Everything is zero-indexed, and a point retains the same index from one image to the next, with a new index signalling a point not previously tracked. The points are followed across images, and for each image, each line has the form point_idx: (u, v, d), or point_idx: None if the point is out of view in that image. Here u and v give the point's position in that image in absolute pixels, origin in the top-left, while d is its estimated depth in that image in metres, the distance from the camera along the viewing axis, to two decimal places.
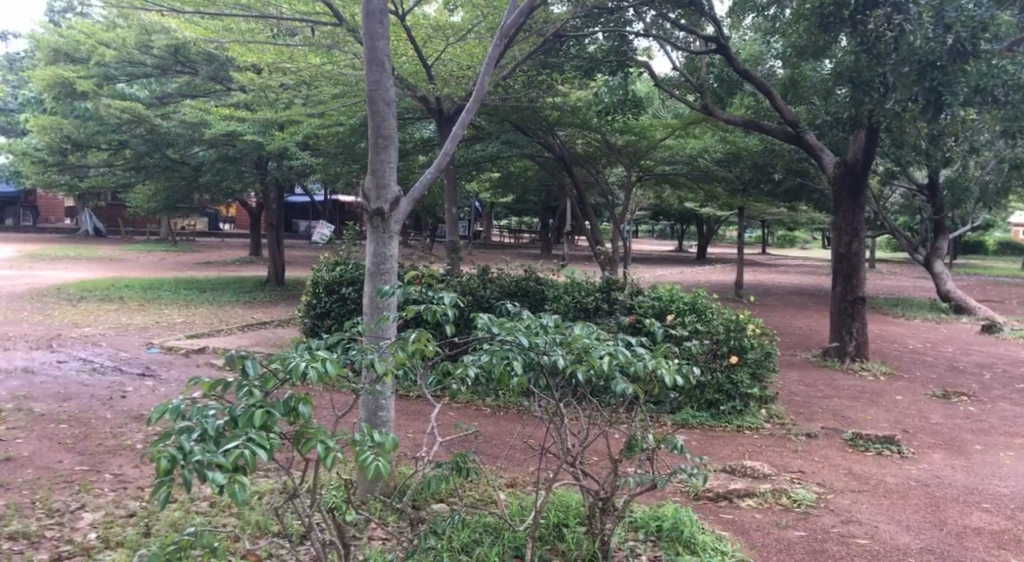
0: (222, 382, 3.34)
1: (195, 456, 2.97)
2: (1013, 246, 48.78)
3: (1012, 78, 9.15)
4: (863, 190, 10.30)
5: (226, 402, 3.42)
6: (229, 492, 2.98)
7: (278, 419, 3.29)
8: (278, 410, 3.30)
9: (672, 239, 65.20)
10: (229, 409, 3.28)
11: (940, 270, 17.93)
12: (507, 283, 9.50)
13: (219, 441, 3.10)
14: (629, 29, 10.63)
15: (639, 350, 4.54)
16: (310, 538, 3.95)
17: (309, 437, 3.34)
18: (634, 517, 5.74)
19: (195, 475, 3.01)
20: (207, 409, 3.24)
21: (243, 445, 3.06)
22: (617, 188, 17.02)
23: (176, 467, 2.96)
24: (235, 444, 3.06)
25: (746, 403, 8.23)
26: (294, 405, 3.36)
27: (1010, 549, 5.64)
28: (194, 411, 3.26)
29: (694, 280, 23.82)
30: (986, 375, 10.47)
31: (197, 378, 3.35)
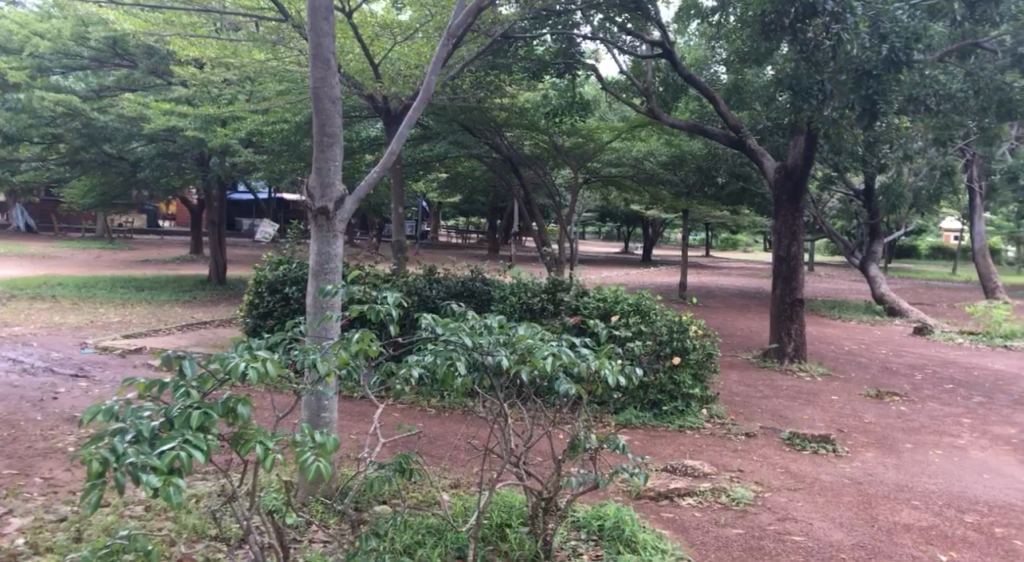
0: (158, 383, 3.28)
1: (128, 458, 2.92)
2: (944, 250, 50.56)
3: (943, 88, 9.29)
4: (804, 194, 10.45)
5: (163, 404, 3.37)
6: (164, 495, 2.90)
7: (216, 420, 3.23)
8: (216, 410, 3.23)
9: (621, 239, 65.63)
10: (165, 410, 3.22)
11: (876, 273, 18.46)
12: (453, 283, 9.45)
13: (154, 443, 3.03)
14: (576, 32, 10.59)
15: (583, 350, 4.60)
16: (249, 542, 3.91)
17: (249, 438, 3.31)
18: (575, 517, 5.82)
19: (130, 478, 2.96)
20: (142, 411, 3.17)
21: (178, 447, 2.99)
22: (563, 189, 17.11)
23: (109, 469, 2.92)
24: (170, 446, 2.99)
25: (688, 403, 8.32)
26: (233, 406, 3.28)
27: (936, 544, 5.87)
28: (128, 413, 3.17)
29: (639, 282, 24.04)
30: (917, 375, 10.81)
31: (132, 379, 3.28)
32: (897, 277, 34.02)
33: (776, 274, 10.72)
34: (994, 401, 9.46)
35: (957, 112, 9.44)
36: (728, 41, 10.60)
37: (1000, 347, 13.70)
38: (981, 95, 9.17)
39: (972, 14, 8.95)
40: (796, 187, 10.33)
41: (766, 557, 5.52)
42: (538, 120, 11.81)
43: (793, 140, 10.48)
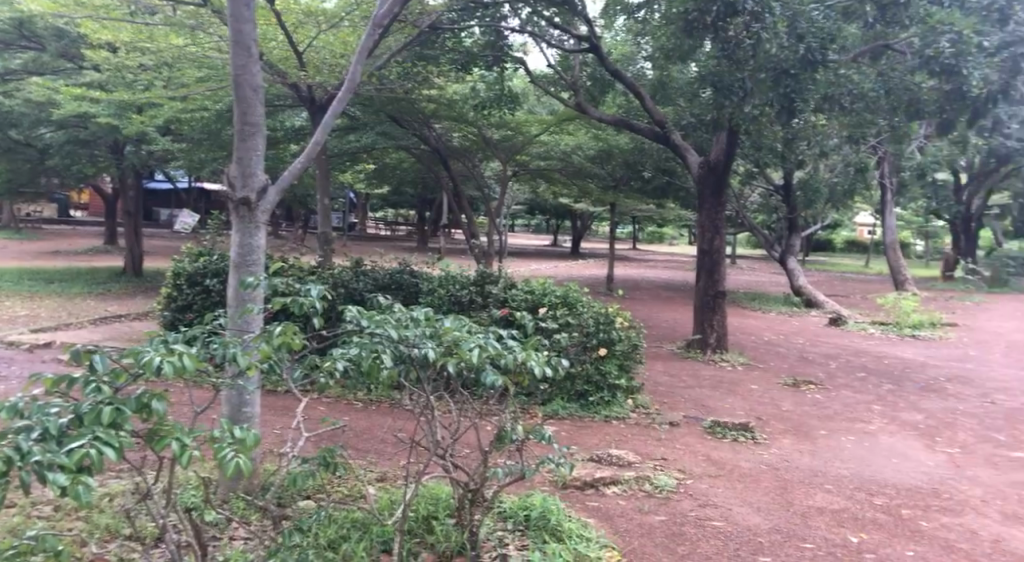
0: (66, 379, 3.15)
1: (33, 456, 2.75)
2: (857, 245, 52.62)
3: (859, 87, 9.42)
4: (727, 189, 10.69)
5: (72, 400, 3.22)
6: (72, 493, 2.74)
7: (129, 418, 3.06)
8: (129, 407, 3.05)
9: (551, 232, 66.10)
10: (74, 405, 3.06)
11: (794, 266, 19.07)
12: (380, 275, 9.36)
13: (62, 441, 2.87)
14: (504, 25, 10.56)
15: (510, 342, 4.61)
16: (165, 541, 3.79)
17: (163, 435, 3.21)
18: (501, 507, 5.85)
19: (34, 476, 2.80)
20: (48, 407, 3.01)
21: (88, 445, 2.82)
22: (492, 181, 17.15)
23: (12, 468, 2.75)
24: (79, 444, 2.81)
25: (614, 394, 8.43)
26: (147, 402, 3.10)
27: (847, 526, 6.10)
28: (33, 408, 3.03)
29: (568, 275, 24.24)
30: (831, 364, 11.22)
31: (39, 375, 3.15)
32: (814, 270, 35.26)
33: (700, 267, 10.94)
34: (903, 388, 9.89)
35: (870, 110, 9.79)
36: (653, 36, 10.75)
37: (909, 336, 14.33)
38: (891, 95, 9.61)
39: (884, 16, 9.25)
40: (719, 182, 10.55)
41: (687, 543, 5.65)
42: (467, 113, 11.80)
43: (716, 137, 10.71)
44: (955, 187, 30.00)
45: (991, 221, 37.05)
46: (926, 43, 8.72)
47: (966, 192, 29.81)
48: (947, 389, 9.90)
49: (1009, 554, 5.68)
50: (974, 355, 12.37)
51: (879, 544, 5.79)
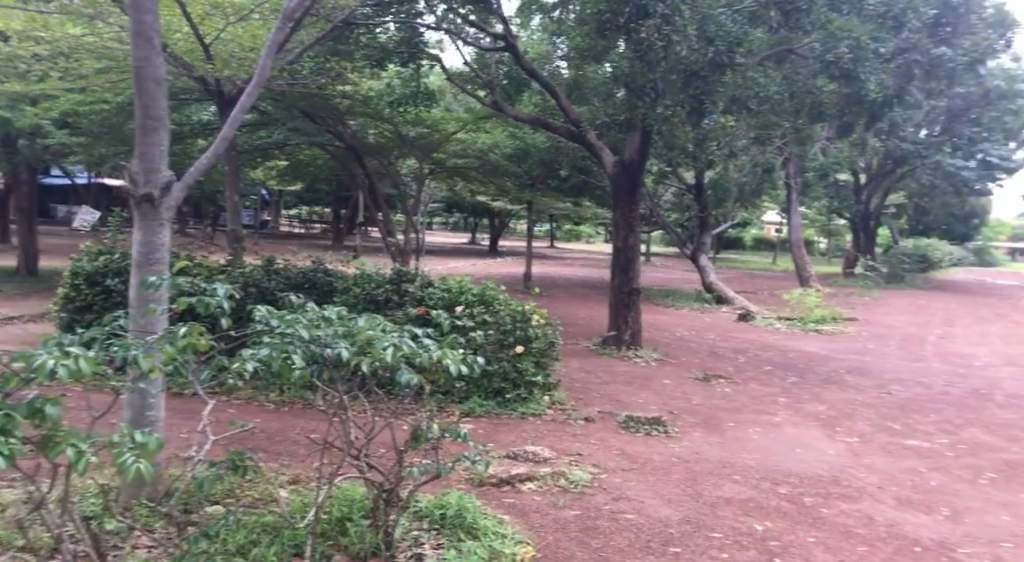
0: None
1: None
2: (765, 242, 54.56)
3: (763, 90, 9.66)
4: (639, 188, 10.86)
5: None
6: None
7: (20, 421, 2.92)
8: (20, 411, 2.91)
9: (468, 230, 66.02)
10: None
11: (706, 263, 19.57)
12: (293, 275, 9.20)
13: None
14: (420, 22, 10.51)
15: (425, 341, 4.56)
16: (61, 551, 3.66)
17: (59, 441, 3.04)
18: (417, 507, 5.77)
19: None
20: None
21: None
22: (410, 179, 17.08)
23: None
24: None
25: (531, 391, 8.48)
26: (39, 407, 2.96)
27: (753, 515, 6.31)
28: None
29: (485, 272, 24.24)
30: (740, 358, 11.58)
31: None
32: (724, 267, 36.33)
33: (615, 264, 11.10)
34: (806, 380, 10.28)
35: (774, 112, 9.93)
36: (567, 36, 10.85)
37: (812, 330, 14.92)
38: (795, 98, 9.88)
39: (788, 22, 9.41)
40: (632, 181, 10.71)
41: (601, 536, 5.74)
42: (382, 109, 11.77)
43: (630, 136, 10.87)
44: (855, 188, 31.58)
45: (888, 220, 38.95)
46: (826, 48, 9.27)
47: (865, 192, 31.53)
48: (846, 381, 10.34)
49: (902, 537, 5.97)
50: (871, 348, 12.97)
51: (783, 531, 6.00)
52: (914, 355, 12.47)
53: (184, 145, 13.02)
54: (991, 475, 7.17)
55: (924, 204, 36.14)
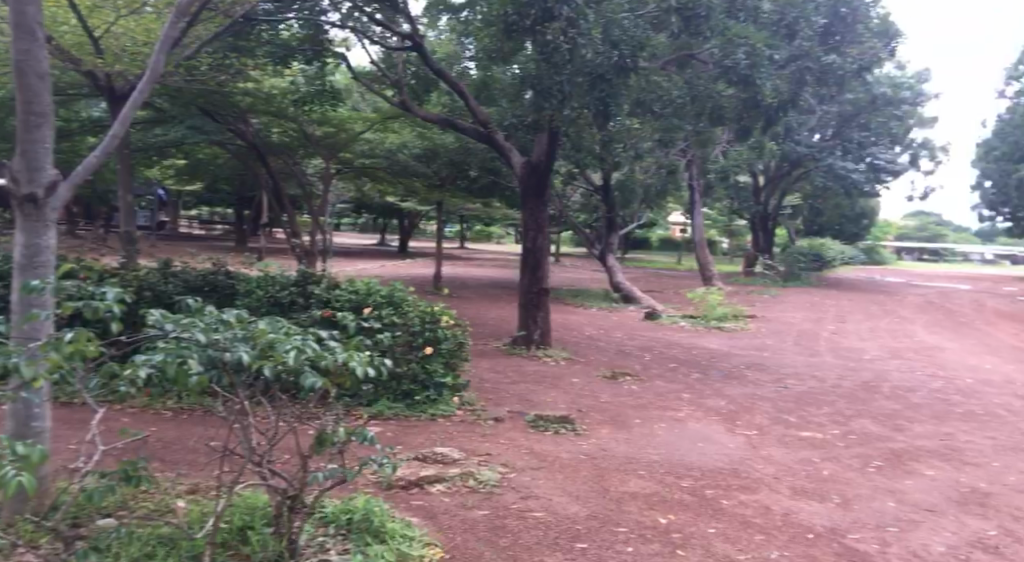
0: None
1: None
2: (671, 243, 56.14)
3: (666, 94, 10.28)
4: (547, 189, 10.97)
5: None
6: None
7: None
8: None
9: (378, 231, 65.32)
10: None
11: (614, 263, 19.86)
12: (192, 277, 8.94)
13: None
14: (325, 20, 10.31)
15: (331, 343, 4.33)
16: None
17: None
18: (322, 512, 5.59)
19: None
20: None
21: None
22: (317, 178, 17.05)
23: None
24: None
25: (440, 392, 8.45)
26: None
27: (657, 509, 6.43)
28: None
29: (394, 274, 24.02)
30: (646, 356, 11.83)
31: None
32: (631, 267, 37.13)
33: (523, 265, 11.16)
34: (708, 377, 10.59)
35: (676, 115, 10.47)
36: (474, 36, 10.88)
37: (714, 327, 15.40)
38: (696, 102, 10.30)
39: (687, 27, 9.57)
40: (540, 182, 10.79)
41: (508, 535, 5.76)
42: (286, 108, 11.90)
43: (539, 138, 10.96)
44: (754, 189, 32.71)
45: (785, 221, 40.56)
46: (725, 54, 9.77)
47: (764, 193, 32.63)
48: (746, 376, 10.70)
49: (797, 525, 6.19)
50: (769, 344, 13.47)
51: (685, 523, 6.15)
52: (809, 350, 13.02)
53: (72, 142, 12.41)
54: (877, 463, 7.53)
55: (818, 204, 37.83)
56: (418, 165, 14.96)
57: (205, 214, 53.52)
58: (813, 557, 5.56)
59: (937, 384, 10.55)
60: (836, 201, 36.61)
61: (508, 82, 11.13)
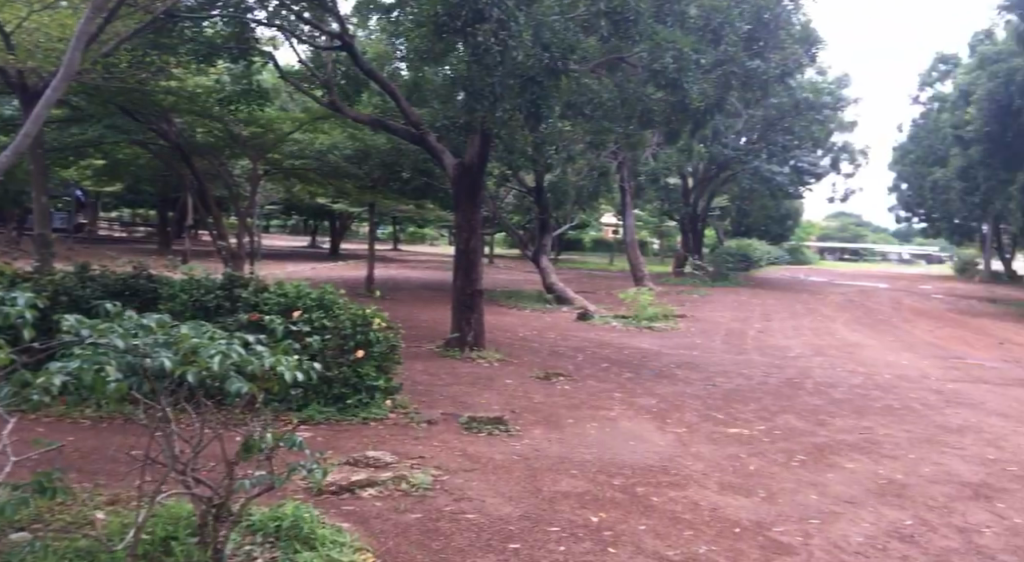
0: None
1: None
2: (603, 243, 56.94)
3: (597, 97, 10.57)
4: (479, 190, 10.95)
5: None
6: None
7: None
8: None
9: (309, 233, 64.42)
10: None
11: (547, 264, 20.01)
12: (111, 281, 8.70)
13: None
14: (250, 17, 10.11)
15: (257, 347, 4.07)
16: None
17: None
18: (250, 519, 5.40)
19: None
20: None
21: None
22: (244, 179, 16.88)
23: None
24: None
25: (371, 395, 8.36)
26: None
27: (589, 507, 6.48)
28: None
29: (325, 277, 23.70)
30: (579, 356, 11.94)
31: None
32: (564, 268, 37.46)
33: (456, 267, 11.14)
34: (640, 375, 10.75)
35: (606, 118, 10.77)
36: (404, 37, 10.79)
37: (645, 327, 15.65)
38: (626, 105, 10.62)
39: (617, 31, 9.68)
40: (472, 183, 10.78)
41: (441, 537, 5.72)
42: (211, 107, 11.94)
43: (472, 140, 10.93)
44: (683, 191, 33.47)
45: (714, 222, 41.51)
46: (653, 58, 9.88)
47: (694, 194, 33.38)
48: (676, 375, 10.89)
49: (725, 520, 6.31)
50: (698, 343, 13.76)
51: (616, 521, 6.21)
52: (736, 348, 13.34)
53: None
54: (801, 457, 7.74)
55: (745, 206, 38.84)
56: (349, 167, 14.93)
57: (128, 215, 51.92)
58: (739, 550, 5.68)
59: (856, 380, 10.94)
60: (763, 202, 37.69)
61: (440, 83, 11.10)
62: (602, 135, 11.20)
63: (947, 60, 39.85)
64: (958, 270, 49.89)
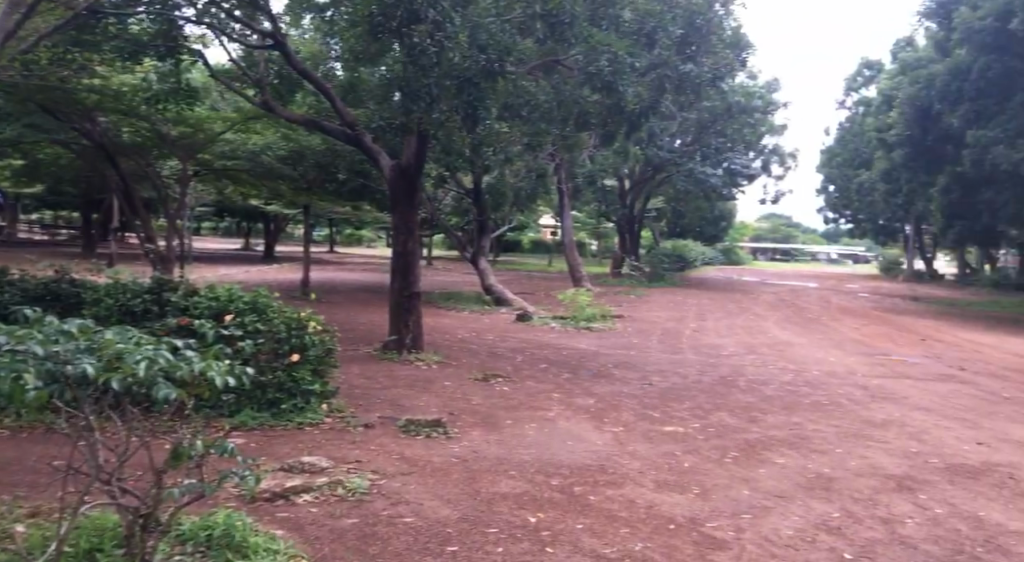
0: None
1: None
2: (541, 245, 57.32)
3: (534, 100, 10.56)
4: (416, 192, 10.90)
5: None
6: None
7: None
8: None
9: (243, 235, 63.24)
10: None
11: (485, 266, 20.03)
12: (32, 285, 8.86)
13: None
14: (179, 14, 9.91)
15: (187, 352, 3.72)
16: None
17: None
18: (179, 530, 5.14)
19: None
20: None
21: None
22: (172, 181, 16.76)
23: None
24: None
25: (307, 400, 8.24)
26: None
27: (528, 508, 6.50)
28: None
29: (259, 280, 23.28)
30: (518, 357, 11.97)
31: None
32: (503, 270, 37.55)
33: (393, 270, 11.04)
34: (578, 376, 10.84)
35: (543, 121, 10.78)
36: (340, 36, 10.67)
37: (583, 327, 15.79)
38: (562, 107, 10.73)
39: (552, 33, 9.91)
40: (410, 185, 10.72)
41: (379, 542, 5.62)
42: (138, 106, 12.10)
43: (406, 140, 10.88)
44: (620, 194, 33.80)
45: (650, 224, 42.15)
46: (588, 60, 10.01)
47: (630, 196, 33.88)
48: (613, 374, 11.02)
49: (661, 517, 6.38)
50: (635, 343, 13.94)
51: (554, 521, 6.23)
52: (672, 348, 13.57)
53: None
54: (734, 454, 7.89)
55: (679, 207, 39.46)
56: (283, 168, 14.96)
57: (50, 218, 49.98)
58: (674, 546, 5.75)
59: (787, 377, 11.22)
60: (698, 204, 38.45)
61: (375, 83, 10.99)
62: (538, 138, 11.30)
63: (872, 66, 41.72)
64: (883, 269, 51.77)
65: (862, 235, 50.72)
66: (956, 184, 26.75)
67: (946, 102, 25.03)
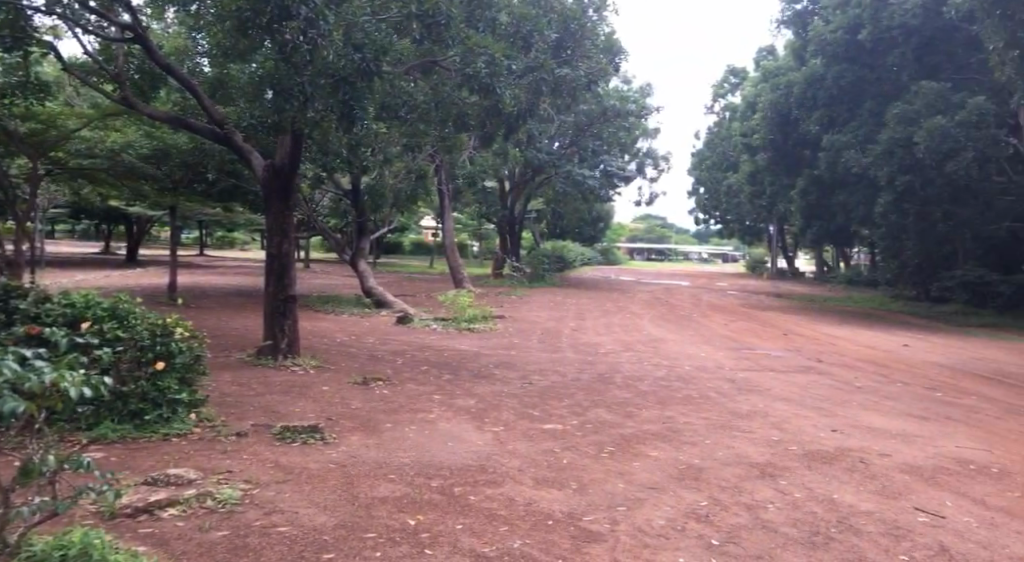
0: None
1: None
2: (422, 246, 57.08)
3: (411, 99, 10.63)
4: (292, 192, 10.65)
5: None
6: None
7: None
8: None
9: (102, 239, 59.79)
10: None
11: (365, 268, 19.81)
12: None
13: None
14: (27, 4, 9.42)
15: (36, 361, 3.51)
16: None
17: None
18: (29, 551, 4.60)
19: None
20: None
21: None
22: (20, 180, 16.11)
23: None
24: None
25: (173, 410, 7.91)
26: None
27: (408, 511, 6.41)
28: None
29: (122, 285, 22.13)
30: (399, 360, 11.87)
31: None
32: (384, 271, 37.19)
33: (268, 273, 10.72)
34: (459, 377, 10.84)
35: (423, 120, 10.99)
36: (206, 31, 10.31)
37: (465, 328, 15.83)
38: (440, 108, 10.80)
39: (429, 33, 9.80)
40: (285, 184, 10.46)
41: (251, 553, 5.40)
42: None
43: (280, 140, 10.63)
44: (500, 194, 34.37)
45: (529, 225, 42.62)
46: (465, 61, 10.09)
47: (510, 197, 34.40)
48: (494, 374, 11.08)
49: (538, 513, 6.45)
50: (516, 343, 14.07)
51: (433, 522, 6.18)
52: (551, 346, 13.78)
53: None
54: (610, 449, 8.07)
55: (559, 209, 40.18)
56: (145, 167, 14.61)
57: None
58: (551, 542, 5.81)
59: (660, 372, 11.59)
60: (576, 206, 39.33)
61: (246, 81, 10.65)
62: (417, 137, 11.39)
63: (737, 73, 43.60)
64: (751, 267, 54.51)
65: (734, 235, 53.05)
66: (813, 186, 28.16)
67: (803, 108, 26.47)
